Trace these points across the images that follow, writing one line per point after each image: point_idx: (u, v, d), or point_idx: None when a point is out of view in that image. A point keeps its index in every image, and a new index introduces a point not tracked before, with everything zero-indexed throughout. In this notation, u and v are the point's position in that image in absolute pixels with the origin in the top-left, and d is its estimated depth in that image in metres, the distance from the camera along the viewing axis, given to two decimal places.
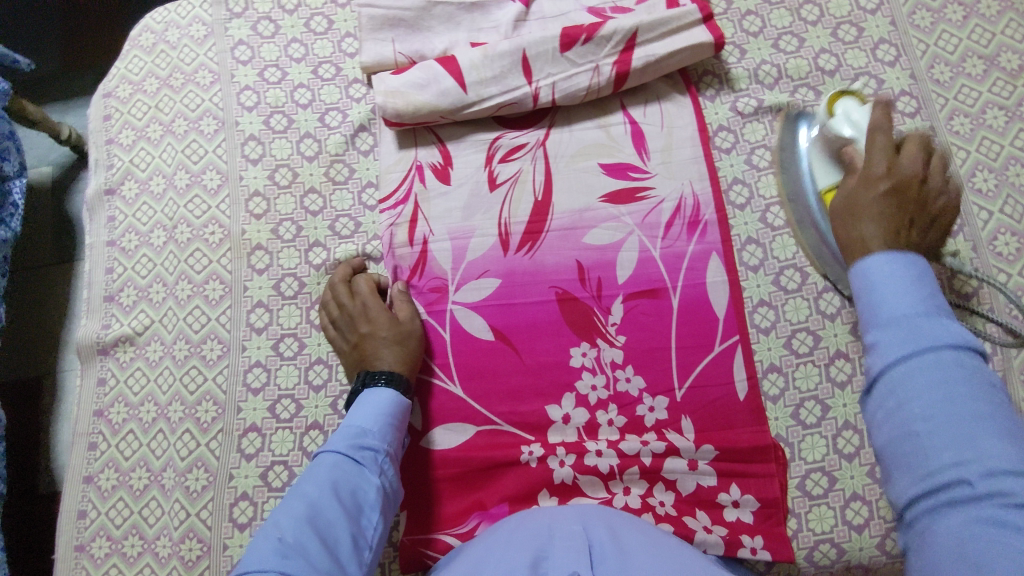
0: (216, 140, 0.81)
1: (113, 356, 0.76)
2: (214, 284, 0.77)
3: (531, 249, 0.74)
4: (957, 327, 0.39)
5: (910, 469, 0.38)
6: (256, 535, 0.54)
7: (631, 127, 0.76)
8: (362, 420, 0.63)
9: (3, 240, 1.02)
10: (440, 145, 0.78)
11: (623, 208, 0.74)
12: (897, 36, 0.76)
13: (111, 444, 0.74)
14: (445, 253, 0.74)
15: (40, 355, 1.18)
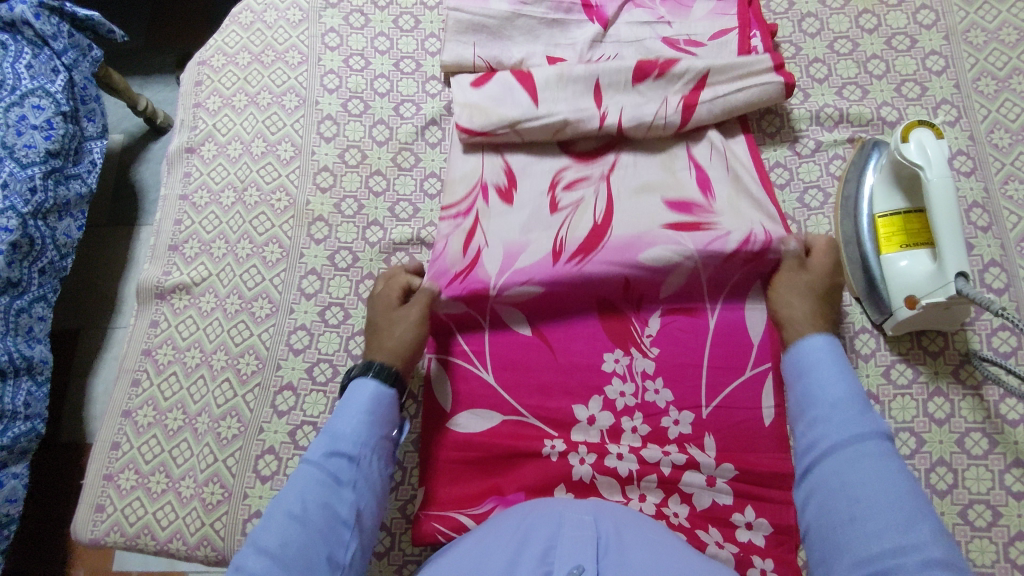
0: (295, 115, 0.86)
1: (169, 301, 0.80)
2: (273, 247, 0.80)
3: (582, 261, 0.72)
4: (877, 418, 0.52)
5: (856, 560, 0.46)
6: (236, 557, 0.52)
7: (696, 172, 0.76)
8: (341, 429, 0.60)
9: (81, 196, 1.07)
10: (504, 163, 0.79)
11: (685, 235, 0.72)
12: (960, 98, 0.78)
13: (154, 382, 0.77)
14: (493, 261, 0.74)
15: (93, 309, 1.27)
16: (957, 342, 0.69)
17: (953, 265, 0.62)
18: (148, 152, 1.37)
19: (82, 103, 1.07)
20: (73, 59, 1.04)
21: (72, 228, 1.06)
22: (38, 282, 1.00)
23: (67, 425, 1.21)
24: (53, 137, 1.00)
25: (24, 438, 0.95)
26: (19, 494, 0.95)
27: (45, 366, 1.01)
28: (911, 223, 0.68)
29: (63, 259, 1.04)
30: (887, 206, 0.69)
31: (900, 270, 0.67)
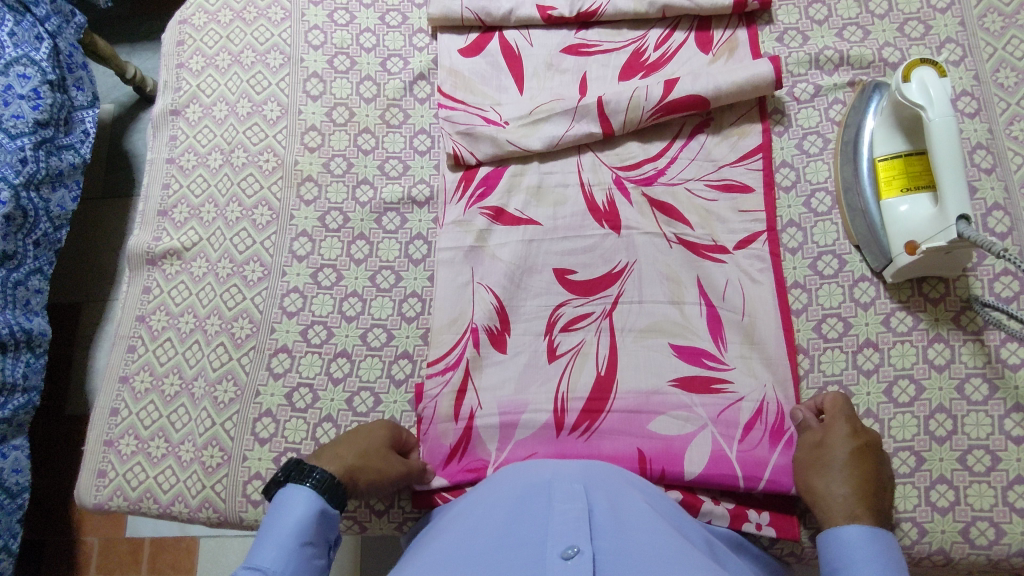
0: (280, 73, 0.84)
1: (160, 267, 0.79)
2: (263, 209, 0.79)
3: (588, 431, 0.69)
4: None
5: None
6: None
7: (706, 309, 0.71)
8: (267, 558, 0.56)
9: (72, 164, 1.06)
10: (496, 304, 0.73)
11: (694, 397, 0.69)
12: (965, 37, 0.75)
13: (149, 348, 0.77)
14: (491, 429, 0.70)
15: (90, 283, 1.27)
16: (958, 288, 0.68)
17: (955, 208, 0.60)
18: (137, 121, 1.34)
19: (68, 71, 1.06)
20: (55, 24, 1.02)
21: (66, 199, 1.04)
22: (33, 255, 0.99)
23: (73, 398, 1.21)
24: (41, 107, 0.98)
25: (22, 410, 0.95)
26: (23, 464, 0.96)
27: (45, 340, 1.01)
28: (912, 169, 0.66)
29: (56, 232, 1.03)
30: (889, 152, 0.67)
31: (900, 215, 0.66)
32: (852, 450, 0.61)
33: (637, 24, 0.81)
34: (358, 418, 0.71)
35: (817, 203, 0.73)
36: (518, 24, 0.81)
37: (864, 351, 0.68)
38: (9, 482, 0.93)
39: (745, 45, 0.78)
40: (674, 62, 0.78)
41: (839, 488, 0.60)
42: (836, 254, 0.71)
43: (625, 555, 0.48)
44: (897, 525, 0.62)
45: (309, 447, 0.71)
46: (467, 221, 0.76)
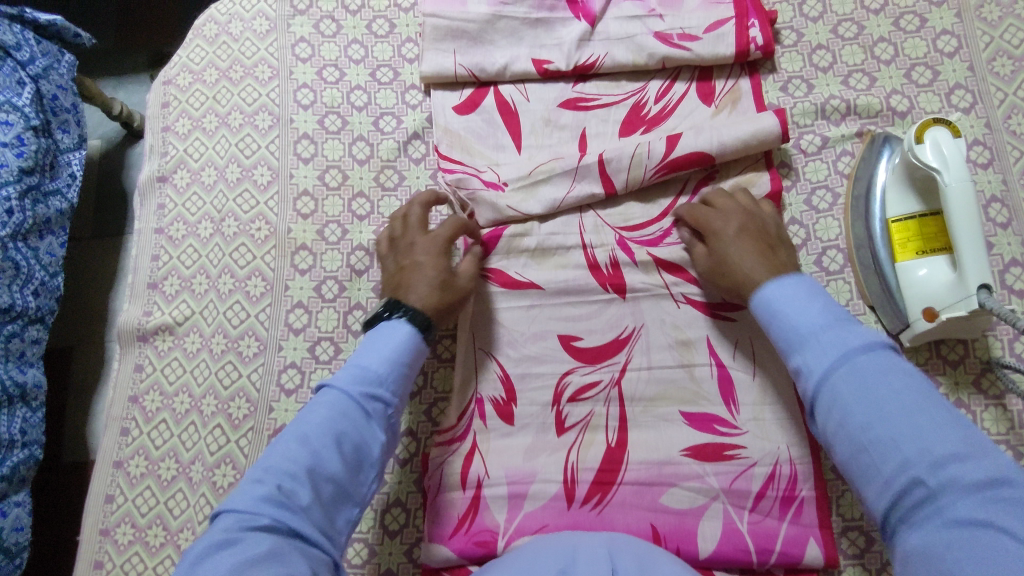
0: (270, 135, 0.81)
1: (152, 344, 0.76)
2: (256, 280, 0.76)
3: (599, 504, 0.66)
4: (866, 334, 0.53)
5: (875, 478, 0.47)
6: (249, 473, 0.53)
7: (717, 370, 0.69)
8: (373, 363, 0.60)
9: (59, 212, 1.02)
10: (501, 373, 0.71)
11: (707, 466, 0.66)
12: (974, 82, 0.73)
13: (143, 431, 0.74)
14: (499, 501, 0.67)
15: (87, 324, 1.24)
16: (978, 350, 0.66)
17: (976, 275, 0.58)
18: (125, 159, 1.31)
19: (53, 114, 1.02)
20: (44, 66, 0.99)
21: (54, 246, 1.01)
22: (33, 306, 0.95)
23: (71, 445, 1.18)
24: (26, 154, 0.95)
25: (22, 466, 0.91)
26: (25, 521, 0.91)
27: (39, 392, 0.96)
28: (927, 228, 0.64)
29: (54, 279, 1.00)
30: (903, 211, 0.65)
31: (918, 279, 0.63)
32: (733, 236, 0.66)
33: (637, 75, 0.78)
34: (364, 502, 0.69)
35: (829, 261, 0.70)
36: (513, 78, 0.79)
37: None
38: (10, 543, 0.88)
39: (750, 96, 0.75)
40: (674, 114, 0.76)
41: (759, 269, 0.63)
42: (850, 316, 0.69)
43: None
44: None
45: None
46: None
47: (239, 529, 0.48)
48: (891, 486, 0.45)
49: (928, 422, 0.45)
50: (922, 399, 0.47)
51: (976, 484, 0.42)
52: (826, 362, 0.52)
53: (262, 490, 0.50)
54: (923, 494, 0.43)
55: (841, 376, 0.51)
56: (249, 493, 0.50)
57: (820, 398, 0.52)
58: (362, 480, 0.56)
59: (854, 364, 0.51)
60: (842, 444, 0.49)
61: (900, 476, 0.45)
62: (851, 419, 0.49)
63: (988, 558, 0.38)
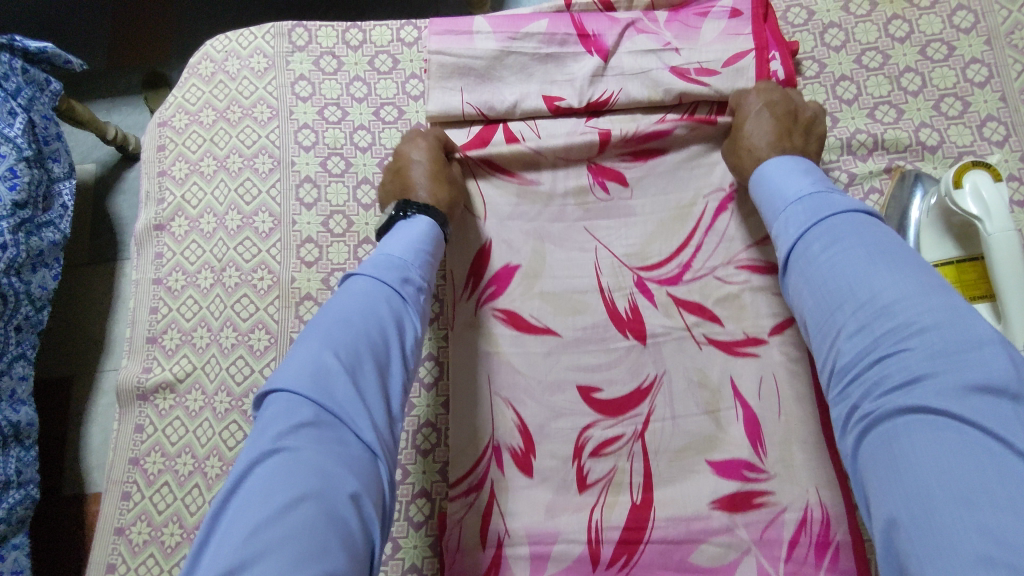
0: (270, 179, 0.78)
1: (152, 402, 0.73)
2: (260, 333, 0.73)
3: (626, 565, 0.62)
4: (842, 197, 0.53)
5: (835, 330, 0.48)
6: (290, 354, 0.49)
7: (744, 413, 0.65)
8: (400, 252, 0.59)
9: (54, 244, 0.98)
10: (517, 423, 0.67)
11: (737, 518, 0.62)
12: (1007, 113, 0.70)
13: (145, 495, 0.71)
14: (520, 566, 0.63)
15: (80, 353, 1.17)
16: None
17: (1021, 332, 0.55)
18: (121, 182, 1.27)
19: (45, 143, 0.99)
20: (29, 96, 0.95)
21: (48, 279, 0.97)
22: (16, 341, 0.91)
23: (70, 477, 1.11)
24: (19, 186, 0.91)
25: (20, 505, 0.88)
26: (26, 564, 0.87)
27: (32, 430, 0.92)
28: (965, 276, 0.61)
29: (39, 314, 0.96)
30: (942, 257, 0.62)
31: None
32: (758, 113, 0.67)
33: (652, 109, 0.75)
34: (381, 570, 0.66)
35: None
36: (524, 115, 0.76)
37: None
38: None
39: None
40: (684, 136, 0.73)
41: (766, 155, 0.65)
42: None
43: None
44: None
45: None
46: (478, 325, 0.70)
47: (292, 431, 0.44)
48: (844, 343, 0.47)
49: (899, 269, 0.46)
50: (878, 253, 0.48)
51: (916, 331, 0.43)
52: (801, 227, 0.53)
53: (317, 373, 0.47)
54: (879, 351, 0.44)
55: (815, 238, 0.51)
56: (298, 373, 0.47)
57: (793, 256, 0.53)
58: (409, 360, 0.54)
59: (828, 224, 0.52)
60: (810, 301, 0.51)
61: (852, 325, 0.47)
62: (823, 274, 0.50)
63: (934, 440, 0.39)
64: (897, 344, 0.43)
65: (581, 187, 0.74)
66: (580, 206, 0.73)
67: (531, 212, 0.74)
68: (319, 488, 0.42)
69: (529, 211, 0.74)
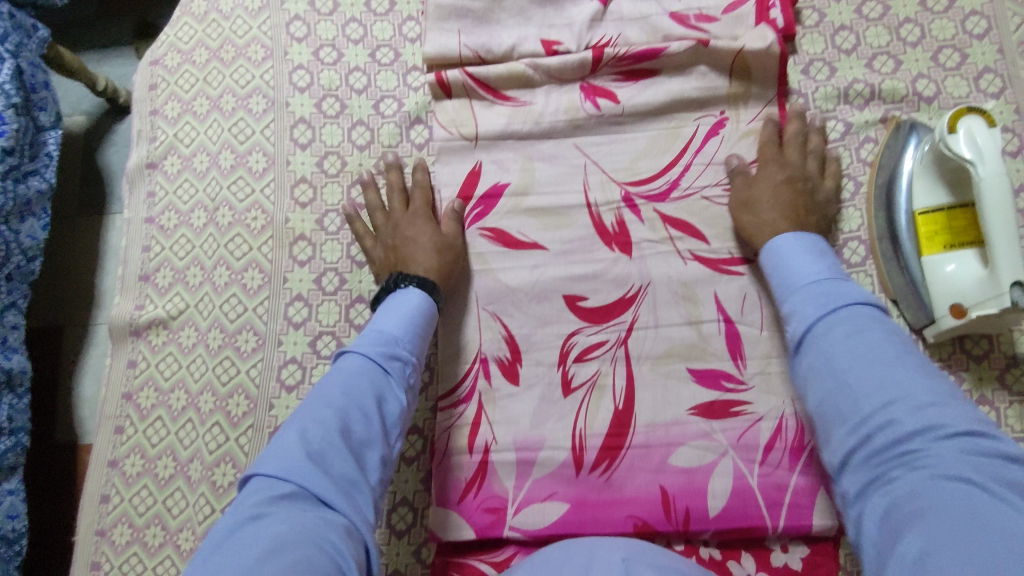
0: (265, 120, 0.77)
1: (145, 339, 0.73)
2: (253, 272, 0.73)
3: (608, 469, 0.65)
4: (859, 289, 0.55)
5: (851, 416, 0.49)
6: (273, 440, 0.52)
7: (724, 326, 0.69)
8: (391, 327, 0.61)
9: (42, 193, 0.98)
10: (506, 333, 0.70)
11: (715, 423, 0.66)
12: (1005, 65, 0.70)
13: (138, 429, 0.71)
14: (508, 469, 0.66)
15: (72, 303, 1.17)
16: (1003, 345, 0.64)
17: (1009, 274, 0.56)
18: (110, 134, 1.24)
19: (33, 90, 0.97)
20: (16, 43, 0.93)
21: (36, 229, 0.97)
22: (5, 289, 0.91)
23: (63, 426, 1.12)
24: (8, 134, 0.90)
25: (11, 453, 0.88)
26: (21, 509, 0.89)
27: (25, 376, 0.92)
28: (955, 220, 0.61)
29: (31, 263, 0.96)
30: (933, 200, 0.62)
31: (944, 275, 0.61)
32: (774, 186, 0.67)
33: None
34: None
35: (850, 253, 0.68)
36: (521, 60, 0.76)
37: None
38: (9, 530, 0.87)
39: (773, 61, 0.71)
40: (675, 66, 0.73)
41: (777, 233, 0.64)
42: None
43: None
44: None
45: None
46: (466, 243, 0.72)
47: (270, 500, 0.47)
48: (876, 433, 0.46)
49: (896, 368, 0.48)
50: (906, 353, 0.50)
51: (948, 431, 0.44)
52: (816, 313, 0.55)
53: (286, 454, 0.50)
54: (902, 443, 0.45)
55: (840, 322, 0.53)
56: (276, 460, 0.49)
57: (808, 340, 0.54)
58: (392, 436, 0.56)
59: (845, 317, 0.53)
60: (823, 391, 0.51)
61: (877, 415, 0.47)
62: (842, 364, 0.51)
63: (949, 509, 0.39)
64: (921, 440, 0.44)
65: (572, 105, 0.73)
66: (571, 123, 0.73)
67: (522, 130, 0.74)
68: (304, 545, 0.43)
69: (519, 130, 0.74)
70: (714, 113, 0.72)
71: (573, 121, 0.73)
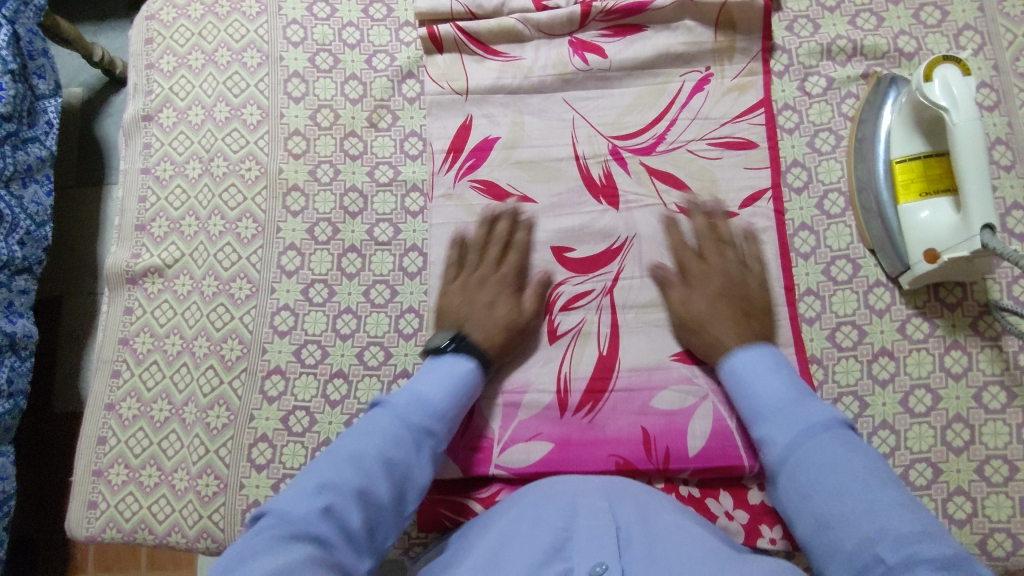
0: (259, 74, 0.79)
1: (141, 286, 0.75)
2: (247, 222, 0.75)
3: (591, 411, 0.67)
4: (824, 412, 0.55)
5: (832, 545, 0.49)
6: (294, 482, 0.52)
7: None
8: (430, 393, 0.61)
9: (41, 160, 0.97)
10: None
11: (696, 369, 0.67)
12: (984, 23, 0.71)
13: (135, 373, 0.73)
14: (494, 411, 0.68)
15: (73, 275, 1.16)
16: (976, 293, 0.66)
17: (979, 216, 0.58)
18: (107, 106, 1.22)
19: (30, 58, 0.96)
20: (13, 10, 0.93)
21: (41, 194, 0.97)
22: (22, 255, 0.92)
23: (59, 395, 1.12)
24: (5, 99, 0.90)
25: (10, 415, 0.89)
26: (8, 471, 0.90)
27: (29, 341, 0.92)
28: (930, 169, 0.63)
29: (41, 229, 0.96)
30: (911, 151, 0.64)
31: (918, 222, 0.63)
32: (712, 297, 0.66)
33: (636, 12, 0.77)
34: None
35: (830, 205, 0.70)
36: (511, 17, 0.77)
37: (879, 360, 0.66)
38: None
39: (757, 15, 0.73)
40: (662, 22, 0.75)
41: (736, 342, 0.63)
42: (850, 259, 0.68)
43: (657, 560, 0.48)
44: None
45: None
46: (457, 195, 0.73)
47: (285, 537, 0.46)
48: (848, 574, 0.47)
49: (869, 499, 0.49)
50: (873, 480, 0.50)
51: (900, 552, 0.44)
52: (788, 437, 0.55)
53: (310, 503, 0.49)
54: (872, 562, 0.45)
55: (800, 450, 0.54)
56: (298, 503, 0.49)
57: (781, 464, 0.55)
58: (405, 510, 0.56)
59: (816, 441, 0.53)
60: (806, 525, 0.52)
61: (853, 545, 0.47)
62: (817, 496, 0.51)
63: None
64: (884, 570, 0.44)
65: (560, 60, 0.75)
66: (560, 77, 0.75)
67: (512, 84, 0.75)
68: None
69: (509, 84, 0.75)
70: (699, 69, 0.74)
71: (561, 74, 0.75)
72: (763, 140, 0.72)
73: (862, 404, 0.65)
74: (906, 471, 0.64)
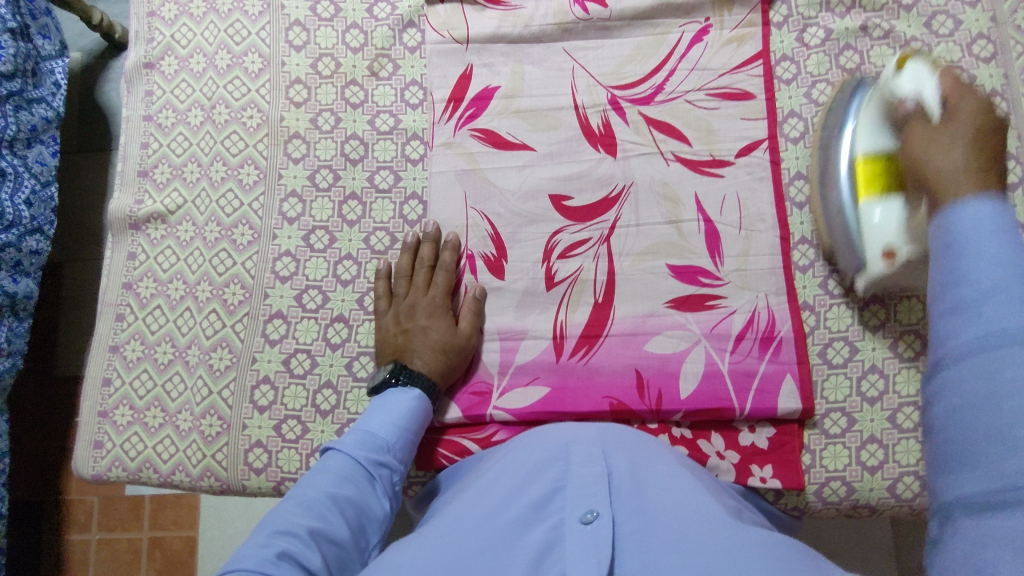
0: (260, 22, 0.79)
1: (144, 232, 0.76)
2: (249, 168, 0.76)
3: (587, 356, 0.68)
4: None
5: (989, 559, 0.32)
6: (243, 544, 0.50)
7: (704, 225, 0.70)
8: (380, 429, 0.61)
9: (49, 120, 0.96)
10: (491, 231, 0.72)
11: (690, 315, 0.68)
12: None
13: (138, 317, 0.74)
14: (492, 356, 0.70)
15: (76, 239, 1.16)
16: None
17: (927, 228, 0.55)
18: (109, 72, 1.18)
19: (32, 18, 0.95)
20: None
21: (45, 154, 0.95)
22: (30, 216, 0.91)
23: (63, 357, 1.13)
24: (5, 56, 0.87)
25: (6, 374, 0.90)
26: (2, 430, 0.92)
27: (28, 302, 0.92)
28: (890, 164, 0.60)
29: (46, 189, 0.95)
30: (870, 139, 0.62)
31: (872, 223, 0.61)
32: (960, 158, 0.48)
33: None
34: (358, 383, 0.70)
35: None
36: None
37: (870, 307, 0.67)
38: None
39: None
40: None
41: (957, 157, 0.47)
42: None
43: (648, 517, 0.48)
44: (900, 479, 0.64)
45: (310, 415, 0.70)
46: (457, 143, 0.74)
47: None
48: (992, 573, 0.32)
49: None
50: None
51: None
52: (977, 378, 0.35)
53: (266, 555, 0.48)
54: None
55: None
56: (252, 555, 0.48)
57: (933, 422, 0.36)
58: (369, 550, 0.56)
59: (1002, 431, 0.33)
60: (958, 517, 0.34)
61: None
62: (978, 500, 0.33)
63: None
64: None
65: (561, 9, 0.75)
66: (560, 27, 0.75)
67: (512, 33, 0.76)
68: None
69: (510, 33, 0.76)
70: (698, 20, 0.74)
71: (561, 24, 0.75)
72: (761, 92, 0.72)
73: (852, 349, 0.67)
74: (894, 414, 0.65)
